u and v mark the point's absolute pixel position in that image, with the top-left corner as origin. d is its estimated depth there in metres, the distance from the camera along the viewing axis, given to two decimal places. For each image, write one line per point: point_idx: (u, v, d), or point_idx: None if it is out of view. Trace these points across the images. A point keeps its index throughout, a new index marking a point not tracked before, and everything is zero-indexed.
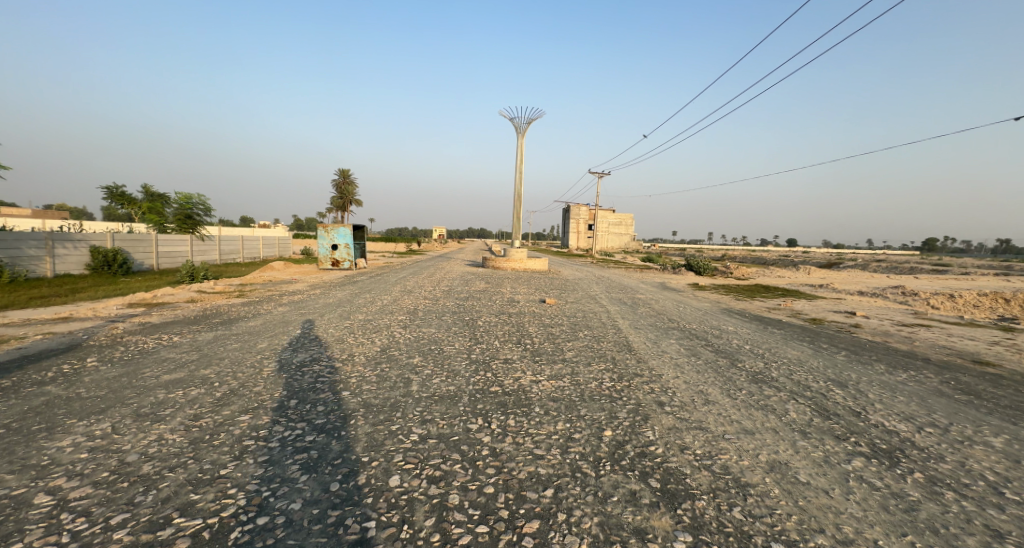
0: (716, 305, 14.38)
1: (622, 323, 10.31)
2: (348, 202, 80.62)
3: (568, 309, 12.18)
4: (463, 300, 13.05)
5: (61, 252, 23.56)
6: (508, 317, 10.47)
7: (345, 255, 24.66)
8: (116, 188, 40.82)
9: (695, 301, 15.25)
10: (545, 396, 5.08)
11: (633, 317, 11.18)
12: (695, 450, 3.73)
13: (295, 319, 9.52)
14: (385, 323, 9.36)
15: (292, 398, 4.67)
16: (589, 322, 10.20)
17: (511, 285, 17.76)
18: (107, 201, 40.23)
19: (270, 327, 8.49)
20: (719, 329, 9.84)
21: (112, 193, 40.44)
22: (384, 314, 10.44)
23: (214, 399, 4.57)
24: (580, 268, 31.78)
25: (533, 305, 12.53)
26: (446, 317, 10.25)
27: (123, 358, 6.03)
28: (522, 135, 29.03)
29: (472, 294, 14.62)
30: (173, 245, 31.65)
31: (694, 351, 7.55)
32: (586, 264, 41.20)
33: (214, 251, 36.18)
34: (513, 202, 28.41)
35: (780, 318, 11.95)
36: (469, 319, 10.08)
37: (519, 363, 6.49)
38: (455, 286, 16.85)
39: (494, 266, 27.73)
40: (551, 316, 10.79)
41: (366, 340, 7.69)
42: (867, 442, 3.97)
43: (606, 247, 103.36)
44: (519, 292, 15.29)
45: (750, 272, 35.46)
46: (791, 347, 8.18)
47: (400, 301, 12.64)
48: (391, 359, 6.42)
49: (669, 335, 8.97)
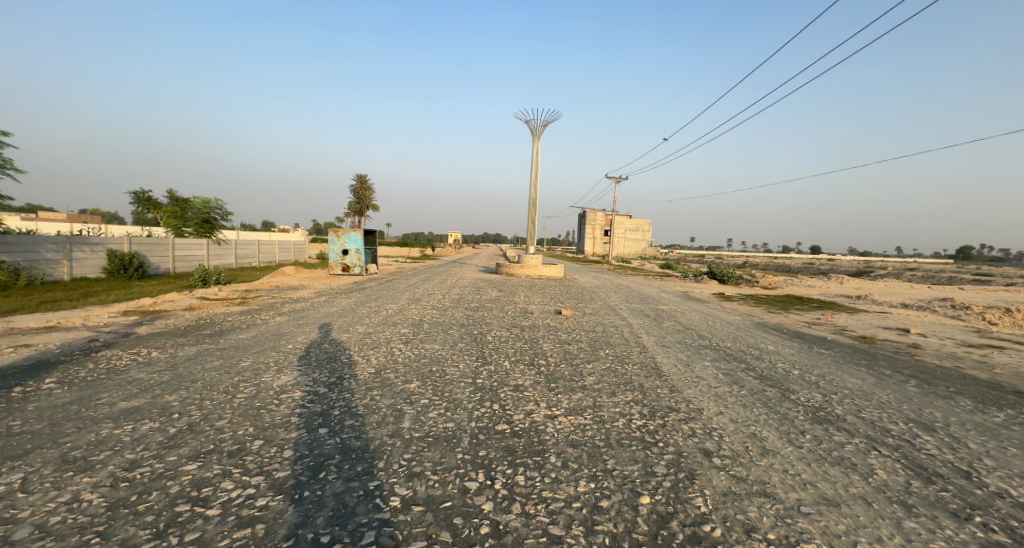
0: (747, 319, 13.19)
1: (647, 340, 9.28)
2: (365, 207, 81.43)
3: (587, 322, 11.21)
4: (473, 311, 12.18)
5: (78, 256, 23.75)
6: (520, 331, 9.58)
7: (356, 260, 24.20)
8: (144, 194, 41.88)
9: (724, 314, 14.07)
10: (563, 440, 4.17)
11: (660, 333, 10.11)
12: (765, 534, 2.77)
13: (291, 332, 8.85)
14: (387, 337, 8.59)
15: (257, 440, 3.88)
16: (610, 339, 9.24)
17: (525, 294, 16.85)
18: (134, 205, 41.26)
19: (261, 341, 7.79)
20: (758, 349, 8.70)
21: (140, 198, 41.51)
22: (387, 327, 9.67)
23: (163, 439, 3.81)
24: (597, 276, 30.73)
25: (547, 317, 11.62)
26: (453, 331, 9.42)
27: (86, 378, 5.38)
28: (538, 139, 28.17)
29: (484, 304, 13.76)
30: (190, 250, 31.84)
31: (734, 378, 6.51)
32: (603, 271, 40.00)
33: (229, 256, 36.39)
34: (529, 207, 27.63)
35: (823, 336, 10.73)
36: (478, 333, 9.23)
37: (532, 391, 5.60)
38: (466, 294, 16.05)
39: (508, 273, 26.92)
40: (567, 330, 9.86)
41: (361, 358, 6.92)
42: (1001, 524, 2.93)
43: (622, 253, 101.56)
44: (534, 302, 14.39)
45: (777, 281, 33.75)
46: (848, 372, 7.05)
47: (406, 311, 11.86)
48: (385, 384, 5.62)
49: (703, 356, 7.93)
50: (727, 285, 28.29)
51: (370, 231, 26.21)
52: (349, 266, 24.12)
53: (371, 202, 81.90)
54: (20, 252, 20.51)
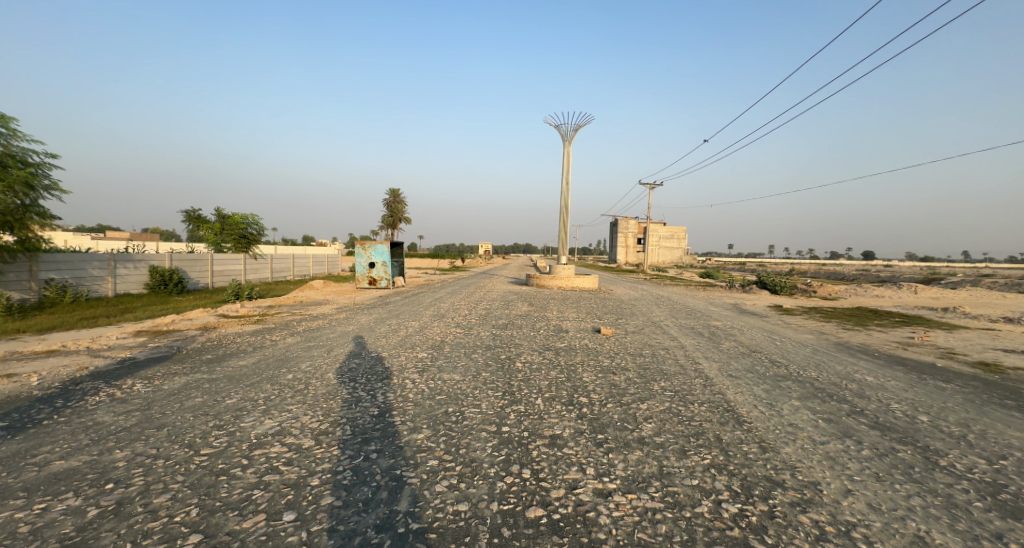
0: (822, 339, 11.21)
1: (709, 368, 7.68)
2: (397, 220, 82.80)
3: (631, 344, 9.70)
4: (501, 330, 10.92)
5: (122, 272, 24.50)
6: (554, 356, 8.24)
7: (382, 273, 23.66)
8: (193, 212, 43.93)
9: (791, 332, 12.12)
10: (627, 543, 2.81)
11: (722, 358, 8.45)
12: None
13: (298, 356, 7.93)
14: (401, 364, 7.47)
15: (193, 536, 2.75)
16: (662, 366, 7.76)
17: (558, 308, 15.46)
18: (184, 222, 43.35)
19: (260, 369, 6.86)
20: (855, 382, 6.94)
21: (189, 215, 43.53)
22: (404, 350, 8.58)
23: (69, 531, 2.76)
24: (634, 287, 28.92)
25: (584, 337, 10.21)
26: (476, 355, 8.21)
27: (40, 424, 4.51)
28: (569, 144, 26.82)
29: (513, 321, 12.49)
30: (228, 265, 32.62)
31: (843, 430, 4.89)
32: (639, 281, 37.84)
33: (265, 270, 37.16)
34: (560, 215, 26.34)
35: (930, 362, 8.72)
36: (506, 359, 7.97)
37: (574, 447, 4.27)
38: (494, 309, 14.84)
39: (539, 285, 25.60)
40: (610, 355, 8.40)
41: (367, 392, 5.84)
42: None
43: (657, 261, 97.82)
44: (568, 319, 12.97)
45: (838, 290, 30.62)
46: (999, 421, 5.26)
47: (428, 331, 10.79)
48: (388, 434, 4.46)
49: (787, 392, 6.29)
50: (780, 296, 25.70)
51: (398, 244, 25.74)
52: (375, 279, 23.62)
53: (404, 215, 83.34)
54: (68, 269, 21.21)
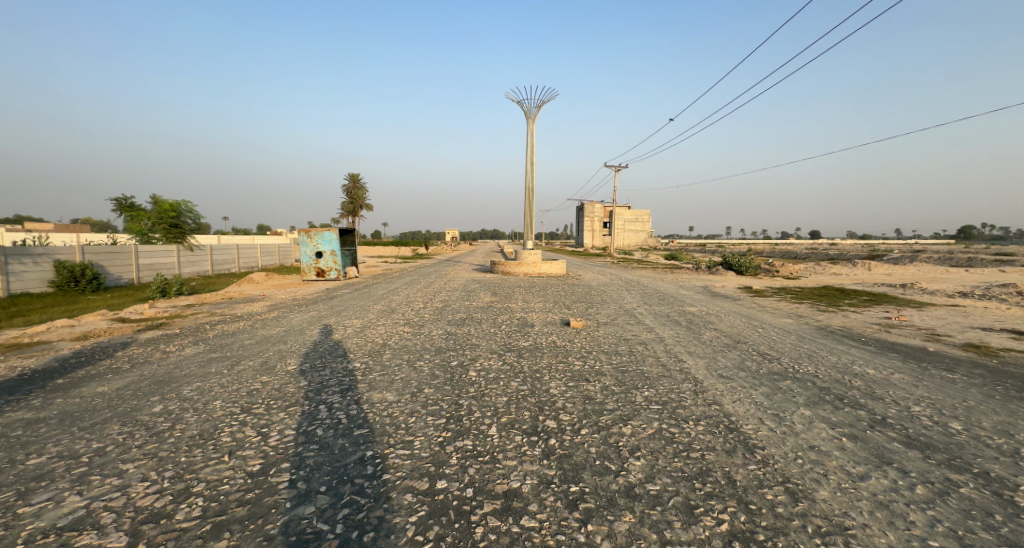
0: (803, 323, 10.52)
1: (696, 367, 6.58)
2: (358, 207, 78.89)
3: (604, 339, 8.53)
4: (457, 327, 9.44)
5: (18, 269, 21.00)
6: (515, 360, 6.90)
7: (332, 263, 21.50)
8: (125, 199, 39.44)
9: (769, 316, 11.40)
10: None
11: (708, 353, 7.40)
12: None
13: (190, 373, 6.17)
14: (322, 381, 5.87)
15: None
16: (642, 367, 6.61)
17: (523, 298, 14.12)
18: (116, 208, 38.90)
19: (119, 400, 5.05)
20: (860, 377, 6.04)
21: (121, 203, 39.11)
22: (334, 359, 7.00)
23: None
24: (603, 271, 28.14)
25: (552, 332, 8.96)
26: (422, 363, 6.74)
27: None
28: (533, 121, 25.22)
29: (472, 315, 11.02)
30: (156, 258, 29.08)
31: (878, 452, 3.84)
32: (607, 266, 37.19)
33: (204, 262, 33.65)
34: (525, 197, 24.96)
35: (922, 346, 8.06)
36: (458, 366, 6.55)
37: (538, 516, 2.94)
38: (452, 302, 13.30)
39: (504, 272, 24.23)
40: (581, 357, 7.14)
41: (259, 429, 4.26)
42: None
43: (624, 245, 98.90)
44: (534, 310, 11.65)
45: (799, 269, 31.18)
46: None
47: (369, 332, 9.16)
48: (261, 512, 2.94)
49: (792, 397, 5.26)
50: (745, 277, 25.59)
51: (350, 231, 23.58)
52: (324, 271, 21.47)
53: (365, 201, 79.34)
54: None
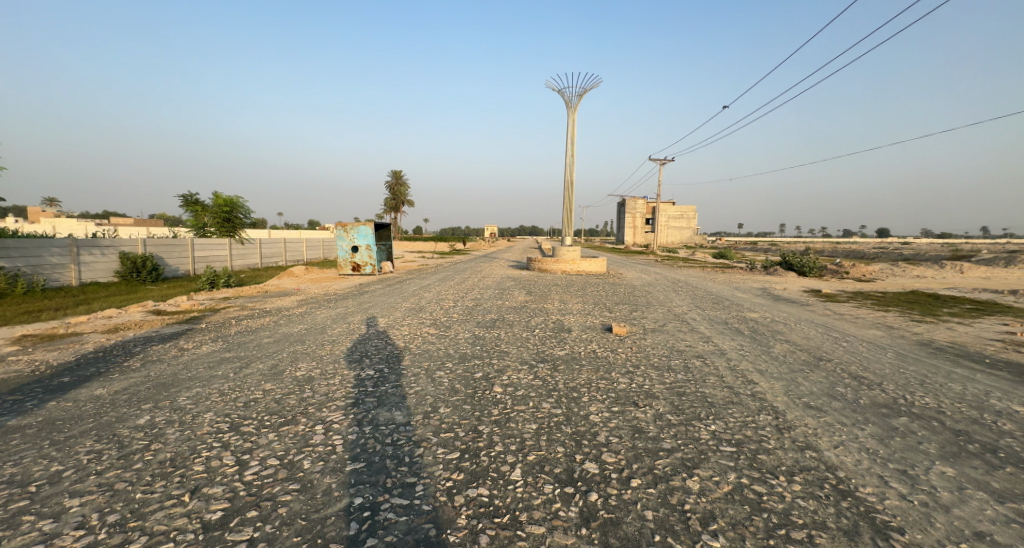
0: (896, 336, 8.79)
1: (772, 392, 5.32)
2: (400, 203, 80.62)
3: (653, 349, 7.38)
4: (485, 331, 8.60)
5: (87, 260, 22.55)
6: (549, 374, 5.92)
7: (367, 258, 21.47)
8: (190, 196, 41.96)
9: (851, 327, 9.70)
10: None
11: (784, 373, 6.08)
12: None
13: (197, 376, 5.69)
14: (330, 391, 5.20)
15: None
16: (702, 389, 5.44)
17: (560, 298, 13.10)
18: (183, 202, 41.46)
19: (109, 407, 4.58)
20: (1006, 416, 4.55)
21: (187, 199, 41.63)
22: (349, 365, 6.36)
23: None
24: (647, 270, 26.43)
25: (592, 339, 7.91)
26: (442, 373, 5.92)
27: None
28: (573, 111, 23.97)
29: (504, 316, 10.12)
30: (211, 251, 30.58)
31: None
32: (650, 263, 35.12)
33: (253, 256, 35.16)
34: (565, 191, 23.81)
35: None
36: (482, 380, 5.67)
37: None
38: (484, 301, 12.49)
39: (540, 269, 23.20)
40: (626, 372, 6.06)
41: (238, 457, 3.56)
42: None
43: (667, 243, 94.76)
44: (572, 313, 10.59)
45: (871, 271, 27.88)
46: None
47: (392, 334, 8.52)
48: None
49: (919, 443, 3.92)
50: (809, 278, 23.07)
51: (386, 225, 23.47)
52: (359, 265, 21.45)
53: (406, 197, 80.86)
54: (21, 256, 19.29)
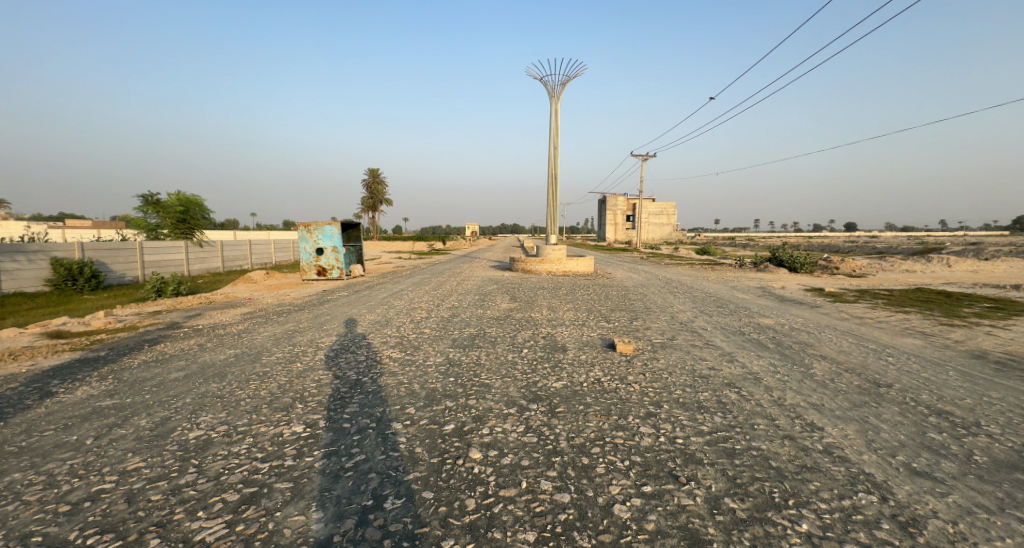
0: (940, 346, 7.58)
1: (854, 446, 3.87)
2: (377, 202, 77.89)
3: (671, 376, 5.89)
4: (462, 352, 6.99)
5: (10, 267, 19.74)
6: (545, 424, 4.35)
7: (333, 261, 19.48)
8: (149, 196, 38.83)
9: (883, 334, 8.48)
10: None
11: (849, 411, 4.67)
12: None
13: (30, 448, 3.84)
14: (224, 471, 3.48)
15: None
16: (756, 443, 3.96)
17: (549, 305, 11.57)
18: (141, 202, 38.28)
19: None
20: None
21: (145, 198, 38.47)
22: (271, 415, 4.63)
23: None
24: (635, 268, 25.22)
25: (594, 363, 6.38)
26: (398, 429, 4.26)
27: None
28: (556, 100, 22.41)
29: (484, 331, 8.51)
30: (163, 254, 27.84)
31: None
32: (637, 261, 33.99)
33: (214, 259, 32.42)
34: (549, 186, 22.31)
35: None
36: (454, 439, 4.05)
37: None
38: (462, 310, 10.84)
39: (524, 270, 21.65)
40: (647, 416, 4.54)
41: None
42: None
43: (649, 239, 94.77)
44: (564, 324, 9.04)
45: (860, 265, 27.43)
46: None
47: (344, 360, 6.79)
48: None
49: None
50: (802, 275, 22.28)
51: (355, 225, 21.50)
52: (325, 269, 19.45)
53: (383, 196, 78.06)
54: None
